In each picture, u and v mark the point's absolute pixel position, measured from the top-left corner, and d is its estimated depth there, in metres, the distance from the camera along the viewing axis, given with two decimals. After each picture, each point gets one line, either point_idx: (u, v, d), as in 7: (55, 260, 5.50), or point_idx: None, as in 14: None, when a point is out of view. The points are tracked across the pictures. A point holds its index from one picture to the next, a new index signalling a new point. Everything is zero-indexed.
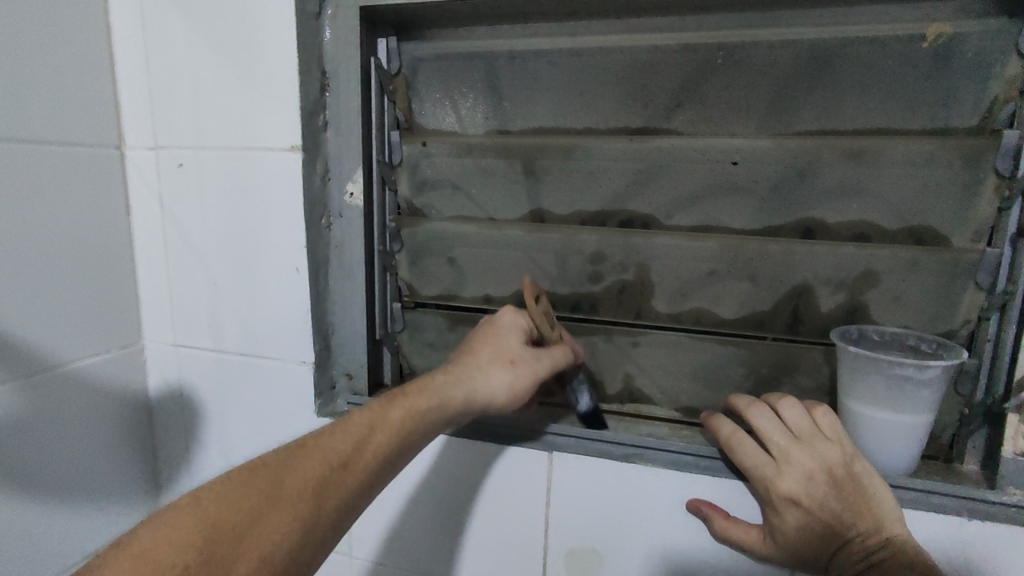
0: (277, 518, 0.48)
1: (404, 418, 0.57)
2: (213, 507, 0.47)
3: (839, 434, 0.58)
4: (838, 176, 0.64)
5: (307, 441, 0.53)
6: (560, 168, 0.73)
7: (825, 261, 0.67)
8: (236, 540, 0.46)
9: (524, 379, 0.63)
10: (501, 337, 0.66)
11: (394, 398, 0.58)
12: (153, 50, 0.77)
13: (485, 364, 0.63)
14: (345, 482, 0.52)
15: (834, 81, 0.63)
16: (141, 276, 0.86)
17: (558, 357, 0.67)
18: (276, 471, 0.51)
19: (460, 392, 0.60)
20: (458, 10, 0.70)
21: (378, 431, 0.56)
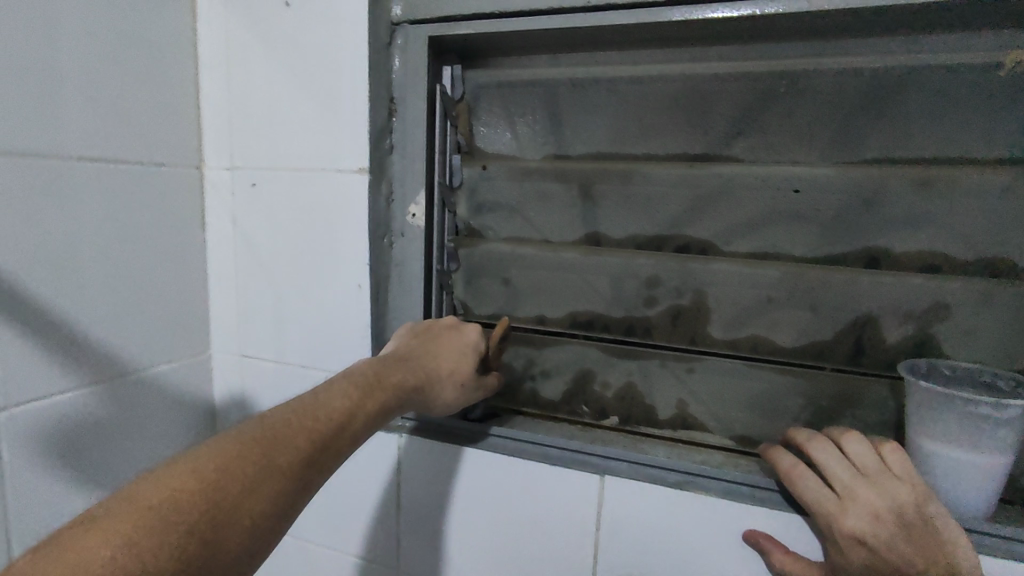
0: (270, 488, 0.47)
1: (378, 411, 0.57)
2: (204, 474, 0.45)
3: (909, 472, 0.56)
4: (905, 205, 0.63)
5: (291, 413, 0.52)
6: (617, 192, 0.74)
7: (892, 291, 0.65)
8: (232, 505, 0.44)
9: (460, 400, 0.67)
10: (459, 352, 0.68)
11: (370, 388, 0.57)
12: (234, 77, 0.82)
13: (445, 377, 0.65)
14: (321, 461, 0.51)
15: (902, 109, 0.62)
16: (212, 289, 0.90)
17: (489, 388, 0.71)
18: (268, 444, 0.48)
19: (420, 399, 0.62)
20: (522, 40, 0.73)
21: (356, 415, 0.55)
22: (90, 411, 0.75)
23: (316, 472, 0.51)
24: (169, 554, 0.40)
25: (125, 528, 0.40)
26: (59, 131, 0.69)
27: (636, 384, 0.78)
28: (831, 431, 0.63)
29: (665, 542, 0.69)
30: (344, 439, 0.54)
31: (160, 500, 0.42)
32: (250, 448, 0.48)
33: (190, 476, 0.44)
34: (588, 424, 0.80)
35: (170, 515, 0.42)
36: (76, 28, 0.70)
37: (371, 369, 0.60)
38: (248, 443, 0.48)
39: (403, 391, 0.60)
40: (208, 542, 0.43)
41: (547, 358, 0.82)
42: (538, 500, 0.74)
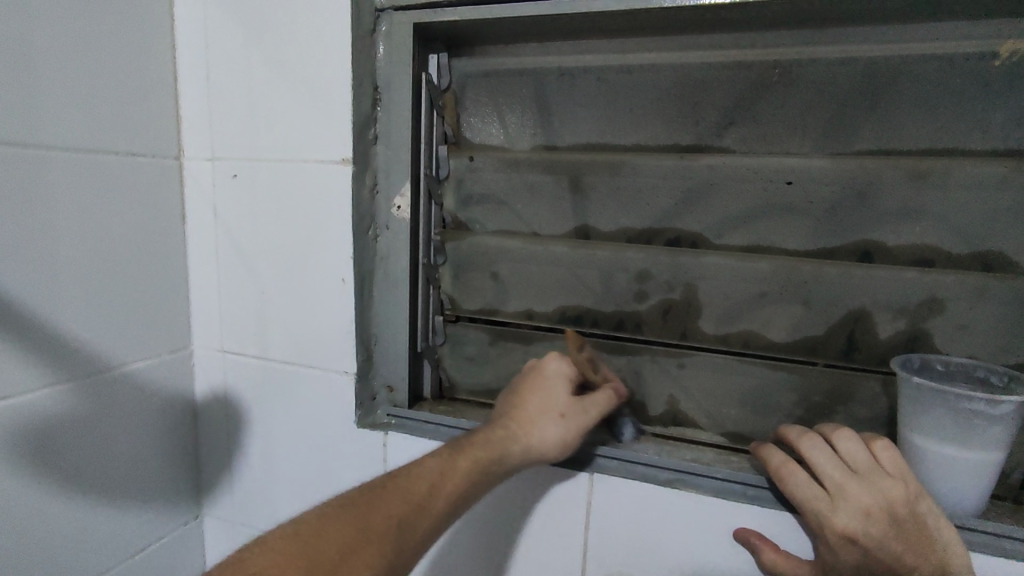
0: (367, 554, 0.49)
1: (471, 471, 0.57)
2: (300, 540, 0.50)
3: (902, 469, 0.55)
4: (899, 198, 0.62)
5: (389, 481, 0.55)
6: (607, 184, 0.73)
7: (885, 285, 0.64)
8: (330, 569, 0.48)
9: (574, 433, 0.62)
10: (549, 389, 0.65)
11: (461, 448, 0.59)
12: (214, 65, 0.80)
13: (537, 418, 0.62)
14: (422, 524, 0.53)
15: (897, 100, 0.61)
16: (193, 283, 0.88)
17: (601, 404, 0.66)
18: (361, 510, 0.52)
19: (516, 448, 0.60)
20: (510, 28, 0.71)
21: (449, 478, 0.57)
22: (65, 411, 0.73)
23: (418, 535, 0.53)
24: None
25: None
26: (30, 119, 0.66)
27: (626, 380, 0.77)
28: (824, 427, 0.62)
29: (654, 540, 0.68)
30: (437, 506, 0.55)
31: (263, 566, 0.47)
32: (348, 512, 0.52)
33: (290, 541, 0.50)
34: None
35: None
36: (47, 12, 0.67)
37: (472, 442, 0.60)
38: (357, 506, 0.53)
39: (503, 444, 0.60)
40: None
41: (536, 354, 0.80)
42: (527, 498, 0.73)
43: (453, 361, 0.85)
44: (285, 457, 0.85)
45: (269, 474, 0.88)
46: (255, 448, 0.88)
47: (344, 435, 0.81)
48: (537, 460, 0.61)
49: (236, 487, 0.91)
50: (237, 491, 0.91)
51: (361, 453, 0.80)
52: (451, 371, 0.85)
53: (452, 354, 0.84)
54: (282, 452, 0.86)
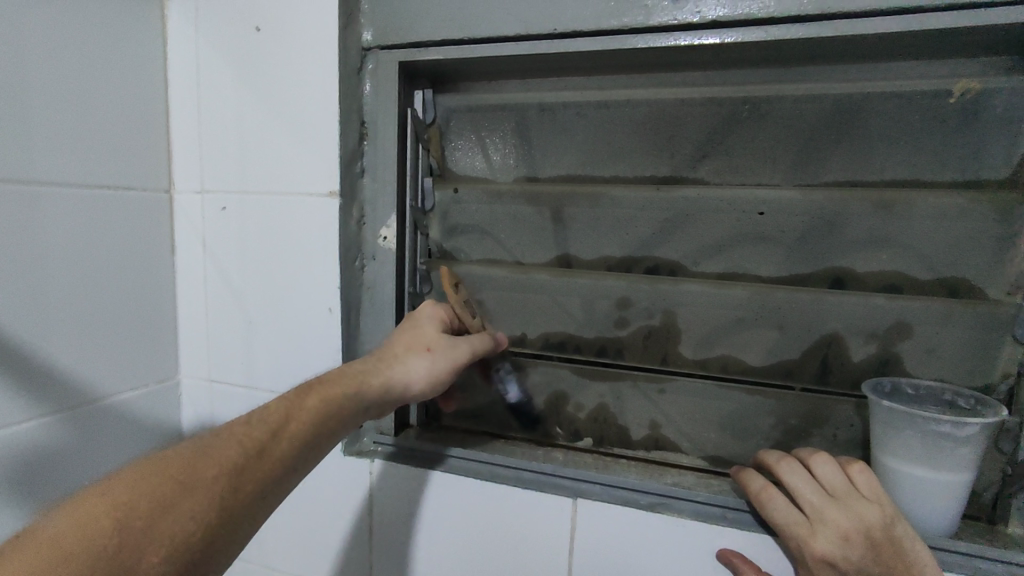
0: (190, 503, 0.46)
1: (320, 405, 0.55)
2: (118, 499, 0.45)
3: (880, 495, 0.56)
4: (866, 227, 0.65)
5: (225, 428, 0.52)
6: (586, 215, 0.75)
7: (855, 311, 0.66)
8: (146, 524, 0.44)
9: (442, 364, 0.62)
10: (418, 328, 0.65)
11: (314, 387, 0.56)
12: (205, 100, 0.82)
13: (403, 353, 0.62)
14: (262, 468, 0.50)
15: (860, 134, 0.64)
16: (181, 313, 0.89)
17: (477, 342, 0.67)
18: (187, 463, 0.48)
19: (378, 379, 0.59)
20: (491, 66, 0.74)
21: (298, 416, 0.54)
22: (49, 440, 0.73)
23: (256, 481, 0.50)
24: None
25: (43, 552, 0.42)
26: (24, 152, 0.68)
27: (609, 406, 0.78)
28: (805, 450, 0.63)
29: (639, 564, 0.69)
30: (280, 448, 0.52)
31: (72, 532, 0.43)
32: (170, 467, 0.48)
33: (102, 502, 0.45)
34: (562, 446, 0.80)
35: (81, 539, 0.43)
36: (38, 50, 0.69)
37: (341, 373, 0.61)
38: (169, 463, 0.48)
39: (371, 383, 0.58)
40: (122, 562, 0.43)
41: (520, 380, 0.81)
42: (513, 523, 0.73)
43: None
44: None
45: None
46: None
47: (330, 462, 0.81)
48: (395, 391, 0.59)
49: None
50: None
51: (348, 481, 0.80)
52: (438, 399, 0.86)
53: None
54: None
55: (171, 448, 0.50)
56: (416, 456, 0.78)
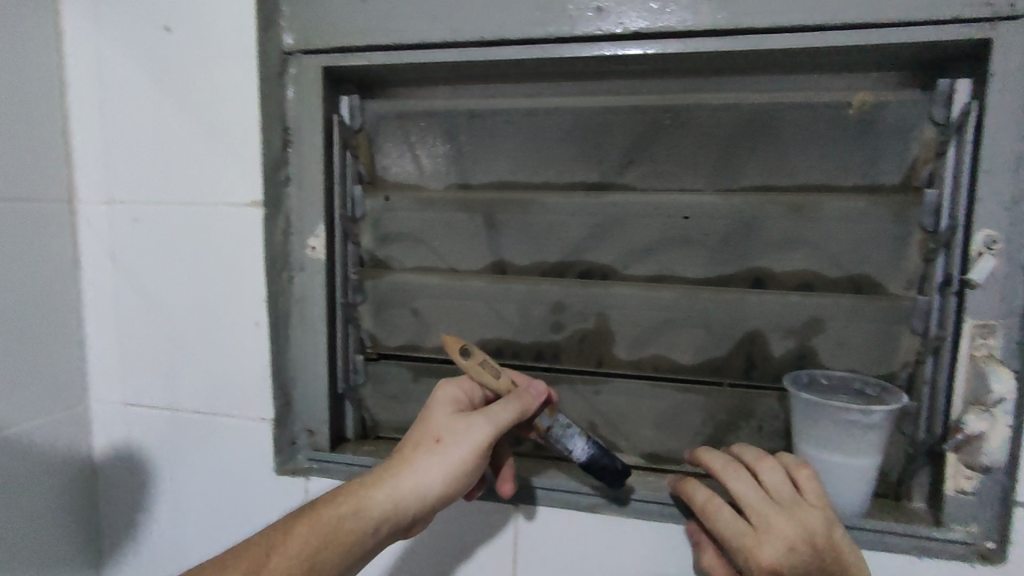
0: None
1: (314, 537, 0.56)
2: None
3: (822, 502, 0.58)
4: (781, 229, 0.69)
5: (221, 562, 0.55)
6: (518, 221, 0.76)
7: (774, 308, 0.70)
8: None
9: (452, 461, 0.58)
10: (428, 417, 0.63)
11: (308, 514, 0.58)
12: (110, 104, 0.76)
13: (411, 455, 0.59)
14: None
15: (773, 141, 0.68)
16: (90, 333, 0.82)
17: (499, 412, 0.61)
18: None
19: (380, 495, 0.57)
20: (419, 73, 0.73)
21: (291, 549, 0.55)
22: None
23: None
24: None
25: None
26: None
27: None
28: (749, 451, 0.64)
29: (580, 562, 0.70)
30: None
31: None
32: None
33: None
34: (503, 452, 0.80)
35: None
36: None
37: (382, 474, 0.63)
38: None
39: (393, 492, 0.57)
40: None
41: None
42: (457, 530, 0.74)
43: (376, 401, 0.84)
44: (198, 512, 0.81)
45: (180, 532, 0.82)
46: (164, 506, 0.82)
47: (263, 483, 0.78)
48: (407, 503, 0.57)
49: (144, 548, 0.84)
50: (146, 552, 0.84)
51: (282, 501, 0.77)
52: (375, 411, 0.84)
53: (375, 393, 0.83)
54: (194, 507, 0.81)
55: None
56: (355, 472, 0.75)
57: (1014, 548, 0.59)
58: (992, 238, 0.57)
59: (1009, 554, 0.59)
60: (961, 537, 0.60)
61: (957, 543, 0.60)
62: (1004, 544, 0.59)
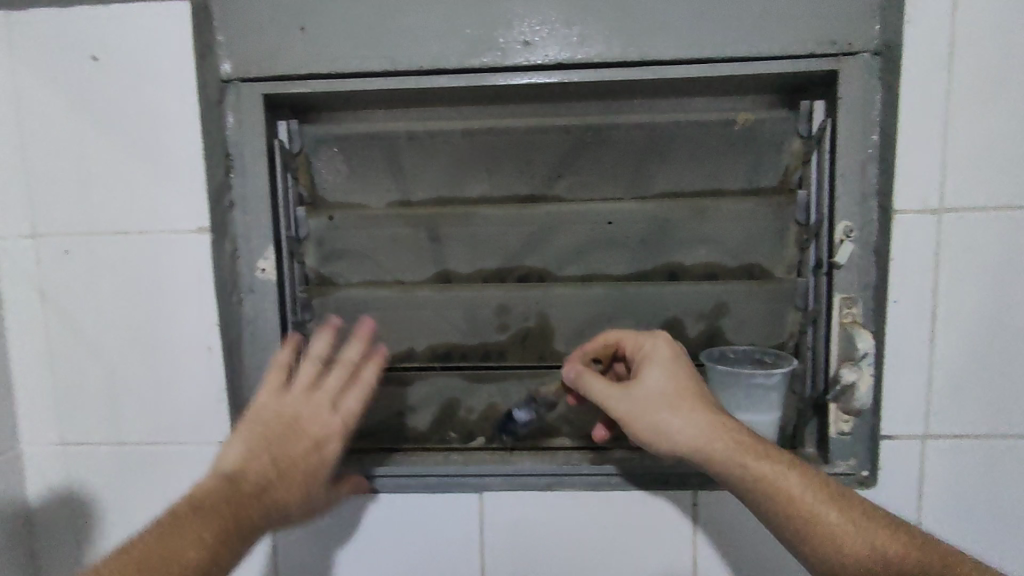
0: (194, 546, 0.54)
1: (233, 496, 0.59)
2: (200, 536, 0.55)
3: (716, 434, 0.62)
4: (689, 228, 0.80)
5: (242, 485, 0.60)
6: (462, 232, 0.82)
7: (687, 296, 0.81)
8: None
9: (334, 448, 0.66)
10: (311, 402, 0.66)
11: (257, 432, 0.64)
12: (30, 133, 0.73)
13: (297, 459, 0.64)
14: (236, 540, 0.58)
15: (676, 154, 0.79)
16: (17, 372, 0.78)
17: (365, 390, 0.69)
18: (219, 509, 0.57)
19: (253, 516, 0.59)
20: (358, 98, 0.77)
21: (251, 463, 0.61)
22: None
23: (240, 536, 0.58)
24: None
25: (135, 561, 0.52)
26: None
27: (498, 404, 0.85)
28: (672, 362, 0.68)
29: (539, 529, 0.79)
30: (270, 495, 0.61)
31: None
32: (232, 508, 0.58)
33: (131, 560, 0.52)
34: (455, 448, 0.85)
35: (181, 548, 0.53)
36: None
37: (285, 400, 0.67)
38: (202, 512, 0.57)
39: (268, 498, 0.60)
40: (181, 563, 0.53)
41: (413, 393, 0.85)
42: (425, 515, 0.79)
43: None
44: None
45: None
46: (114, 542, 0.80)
47: None
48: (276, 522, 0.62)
49: None
50: None
51: None
52: None
53: None
54: None
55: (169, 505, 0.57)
56: None
57: (881, 473, 0.73)
58: (849, 227, 0.72)
59: (878, 478, 0.73)
60: (844, 469, 0.74)
61: (842, 474, 0.74)
62: (874, 470, 0.73)
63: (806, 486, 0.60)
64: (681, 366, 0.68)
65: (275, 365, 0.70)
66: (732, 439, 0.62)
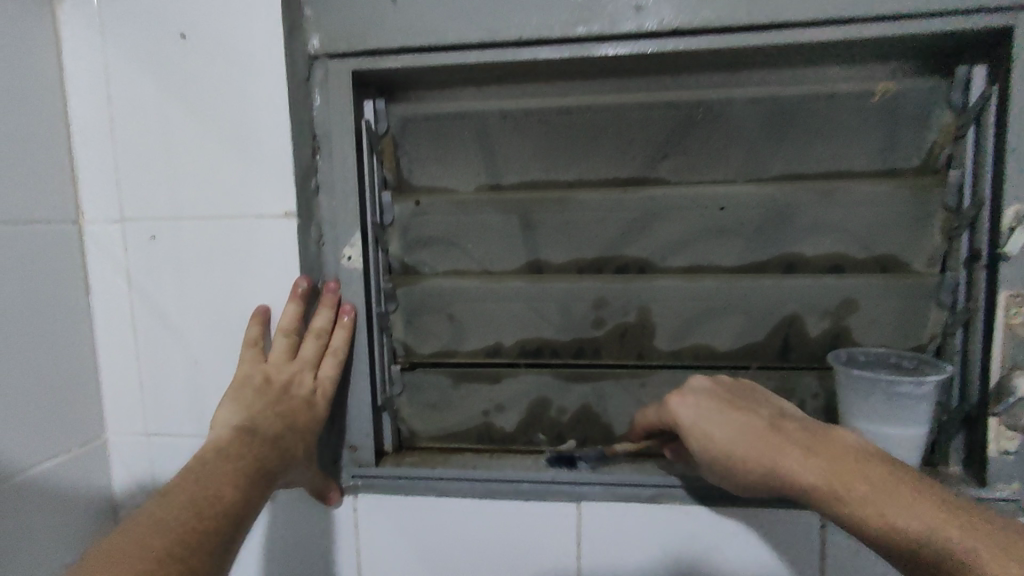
0: (166, 533, 0.50)
1: (242, 479, 0.58)
2: (176, 523, 0.51)
3: (784, 461, 0.56)
4: (813, 215, 0.71)
5: (197, 481, 0.56)
6: (557, 219, 0.76)
7: (810, 291, 0.73)
8: (199, 545, 0.51)
9: (313, 435, 0.67)
10: (320, 388, 0.68)
11: (251, 434, 0.61)
12: (119, 115, 0.72)
13: (295, 432, 0.65)
14: (220, 537, 0.53)
15: (801, 131, 0.70)
16: (103, 360, 0.77)
17: (324, 378, 0.69)
18: (213, 486, 0.56)
19: (241, 509, 0.56)
20: (450, 74, 0.71)
21: (240, 474, 0.58)
22: None
23: (233, 527, 0.55)
24: (185, 550, 0.50)
25: (150, 533, 0.50)
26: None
27: (593, 405, 0.79)
28: (711, 390, 0.63)
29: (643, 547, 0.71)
30: (228, 504, 0.56)
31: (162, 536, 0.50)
32: (210, 516, 0.53)
33: (144, 530, 0.50)
34: (546, 451, 0.80)
35: (183, 525, 0.51)
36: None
37: (259, 366, 0.67)
38: (197, 486, 0.55)
39: (284, 446, 0.63)
40: (202, 540, 0.51)
41: (501, 391, 0.80)
42: (515, 529, 0.72)
43: (412, 411, 0.82)
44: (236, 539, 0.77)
45: None
46: None
47: (309, 503, 0.75)
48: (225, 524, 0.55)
49: None
50: None
51: (330, 518, 0.75)
52: (411, 421, 0.82)
53: (411, 403, 0.82)
54: None
55: (179, 473, 0.57)
56: (405, 485, 0.73)
57: None
58: (1022, 211, 0.61)
59: None
60: (1006, 495, 0.64)
61: (1004, 500, 0.64)
62: None
63: (870, 491, 0.52)
64: (725, 396, 0.62)
65: (246, 341, 0.69)
66: (799, 450, 0.56)
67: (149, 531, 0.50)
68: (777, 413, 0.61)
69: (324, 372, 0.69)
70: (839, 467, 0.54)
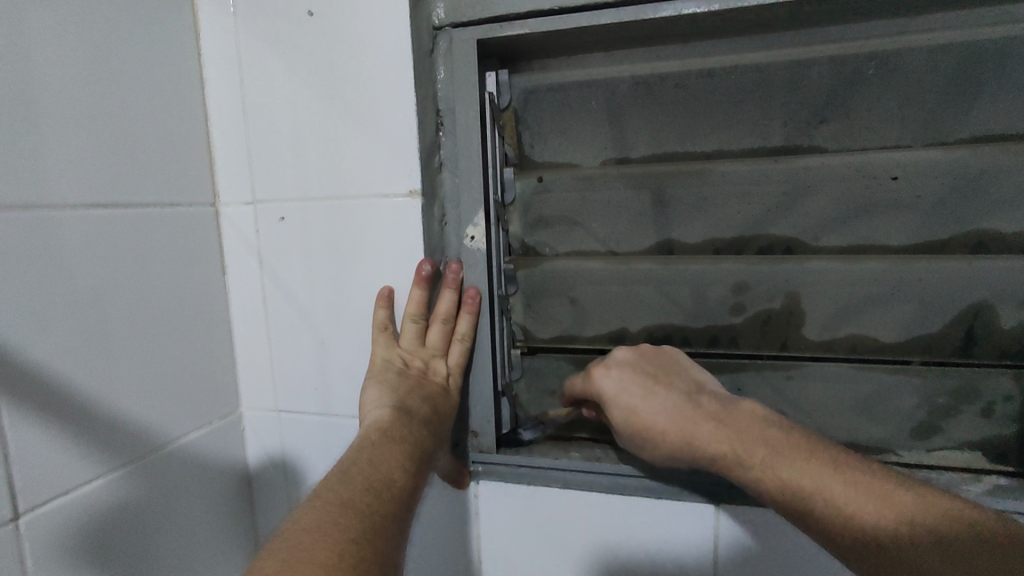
0: (358, 508, 0.49)
1: (405, 458, 0.57)
2: (361, 501, 0.50)
3: (700, 431, 0.57)
4: (1017, 183, 0.59)
5: (366, 460, 0.55)
6: (693, 195, 0.69)
7: (1006, 275, 0.61)
8: (387, 520, 0.50)
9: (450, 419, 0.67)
10: (452, 375, 0.69)
11: (401, 415, 0.61)
12: (250, 98, 0.73)
13: (436, 416, 0.65)
14: (400, 514, 0.52)
15: (1005, 81, 0.58)
16: (238, 338, 0.80)
17: (456, 364, 0.69)
18: (382, 464, 0.55)
19: (410, 488, 0.56)
20: (578, 39, 0.66)
21: (402, 453, 0.58)
22: (124, 496, 0.65)
23: (407, 505, 0.54)
24: (376, 524, 0.49)
25: (340, 507, 0.49)
26: (36, 166, 0.56)
27: None
28: (636, 359, 0.63)
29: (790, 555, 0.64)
30: (398, 482, 0.55)
31: (352, 511, 0.49)
32: (387, 493, 0.53)
33: (330, 503, 0.49)
34: None
35: (367, 502, 0.50)
36: (51, 45, 0.57)
37: (395, 352, 0.68)
38: (367, 465, 0.55)
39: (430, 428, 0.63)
40: (387, 516, 0.50)
41: None
42: (644, 524, 0.68)
43: (531, 397, 0.79)
44: None
45: None
46: None
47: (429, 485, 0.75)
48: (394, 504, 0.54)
49: None
50: None
51: (451, 502, 0.74)
52: (529, 408, 0.79)
53: (530, 389, 0.79)
54: None
55: (346, 454, 0.56)
56: (528, 474, 0.71)
57: None
58: None
59: None
60: None
61: None
62: None
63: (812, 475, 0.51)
64: (645, 370, 0.62)
65: (376, 325, 0.69)
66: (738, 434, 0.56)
67: (339, 505, 0.49)
68: (697, 386, 0.61)
69: (454, 357, 0.69)
70: (749, 442, 0.55)
